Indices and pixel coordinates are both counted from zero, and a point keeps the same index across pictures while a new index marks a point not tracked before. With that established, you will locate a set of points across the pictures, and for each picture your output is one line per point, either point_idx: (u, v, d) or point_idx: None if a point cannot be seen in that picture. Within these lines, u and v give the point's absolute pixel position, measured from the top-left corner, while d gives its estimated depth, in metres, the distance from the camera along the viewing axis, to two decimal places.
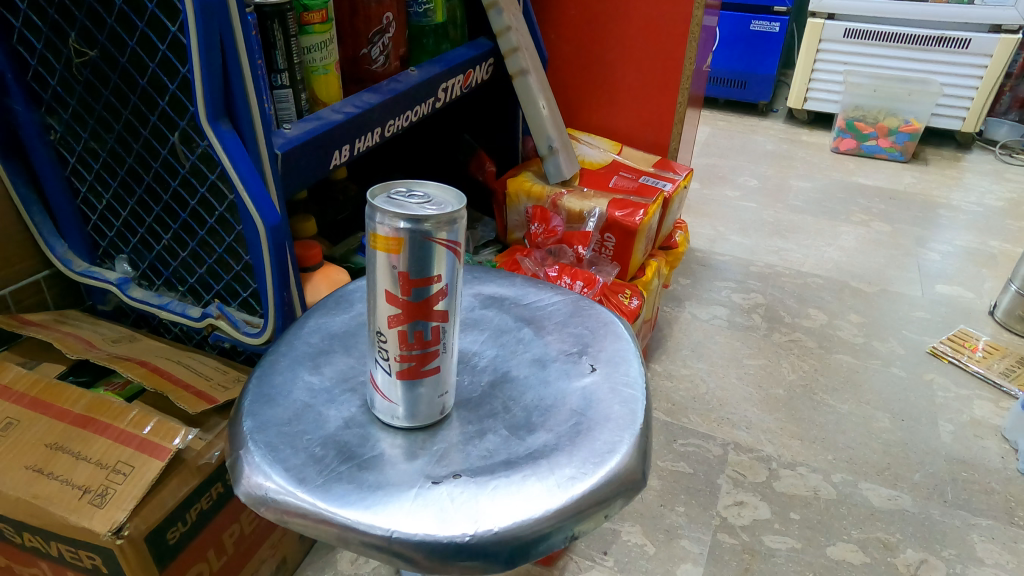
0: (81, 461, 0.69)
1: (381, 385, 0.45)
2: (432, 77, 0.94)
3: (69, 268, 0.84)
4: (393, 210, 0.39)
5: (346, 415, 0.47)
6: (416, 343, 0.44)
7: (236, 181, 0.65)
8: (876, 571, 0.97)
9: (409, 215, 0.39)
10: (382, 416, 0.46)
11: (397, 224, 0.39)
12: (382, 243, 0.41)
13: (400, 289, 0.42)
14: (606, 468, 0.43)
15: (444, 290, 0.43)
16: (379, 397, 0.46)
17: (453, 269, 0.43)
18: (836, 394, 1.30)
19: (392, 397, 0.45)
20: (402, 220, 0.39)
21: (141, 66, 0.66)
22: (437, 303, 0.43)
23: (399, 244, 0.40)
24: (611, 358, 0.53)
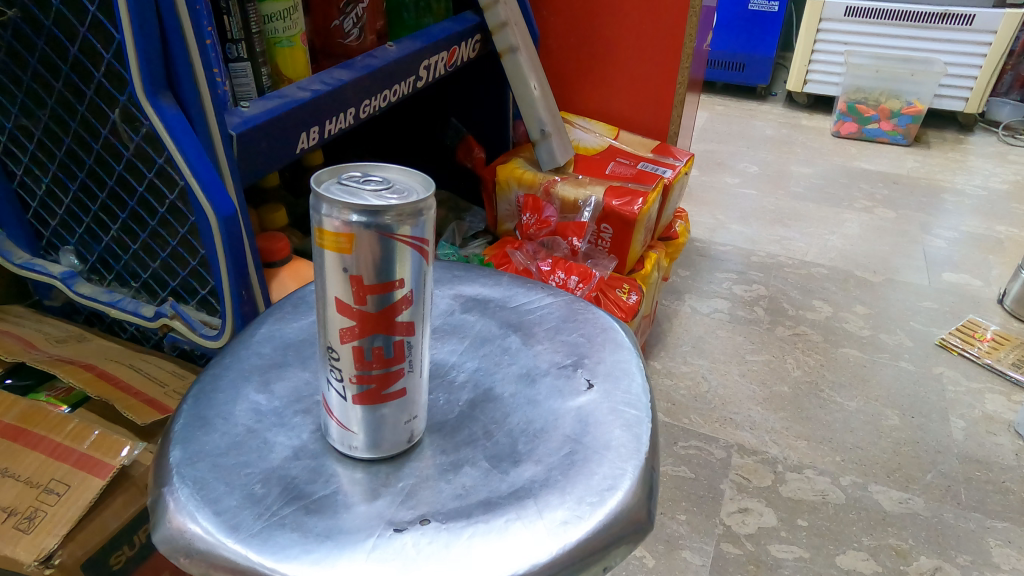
0: (8, 478, 0.61)
1: (335, 411, 0.38)
2: (411, 53, 0.86)
3: (7, 259, 0.76)
4: (343, 199, 0.32)
5: (295, 444, 0.40)
6: (377, 362, 0.36)
7: (182, 165, 0.57)
8: None
9: (362, 206, 0.32)
10: (338, 447, 0.39)
11: (347, 217, 0.32)
12: (329, 241, 0.33)
13: (354, 298, 0.34)
14: (606, 510, 0.36)
15: (410, 298, 0.36)
16: (334, 425, 0.39)
17: (420, 272, 0.35)
18: (843, 391, 1.23)
19: (349, 425, 0.38)
20: (354, 212, 0.32)
21: (71, 31, 0.58)
22: (401, 313, 0.36)
23: (352, 242, 0.32)
24: (611, 372, 0.46)
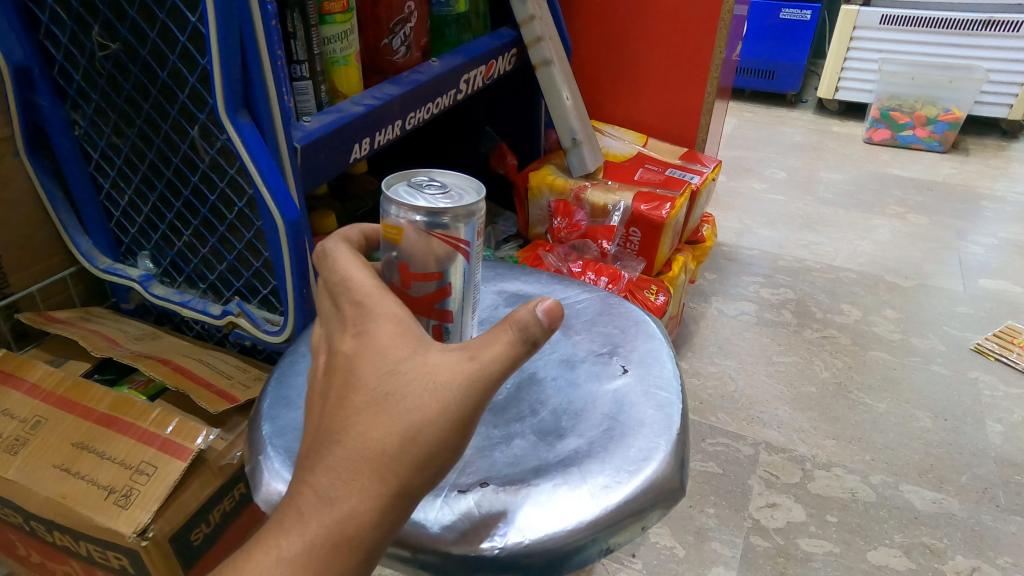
0: (105, 461, 0.68)
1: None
2: (453, 68, 0.92)
3: (93, 264, 0.84)
4: (409, 202, 0.38)
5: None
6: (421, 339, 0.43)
7: (255, 175, 0.63)
8: None
9: (427, 208, 0.38)
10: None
11: (410, 216, 0.38)
12: (393, 233, 0.39)
13: (406, 283, 0.41)
14: (642, 477, 0.41)
15: (454, 291, 0.42)
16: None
17: (459, 269, 0.41)
18: (873, 392, 1.25)
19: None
20: (418, 213, 0.38)
21: (161, 58, 0.66)
22: (439, 301, 0.42)
23: (414, 236, 0.39)
24: (643, 359, 0.51)
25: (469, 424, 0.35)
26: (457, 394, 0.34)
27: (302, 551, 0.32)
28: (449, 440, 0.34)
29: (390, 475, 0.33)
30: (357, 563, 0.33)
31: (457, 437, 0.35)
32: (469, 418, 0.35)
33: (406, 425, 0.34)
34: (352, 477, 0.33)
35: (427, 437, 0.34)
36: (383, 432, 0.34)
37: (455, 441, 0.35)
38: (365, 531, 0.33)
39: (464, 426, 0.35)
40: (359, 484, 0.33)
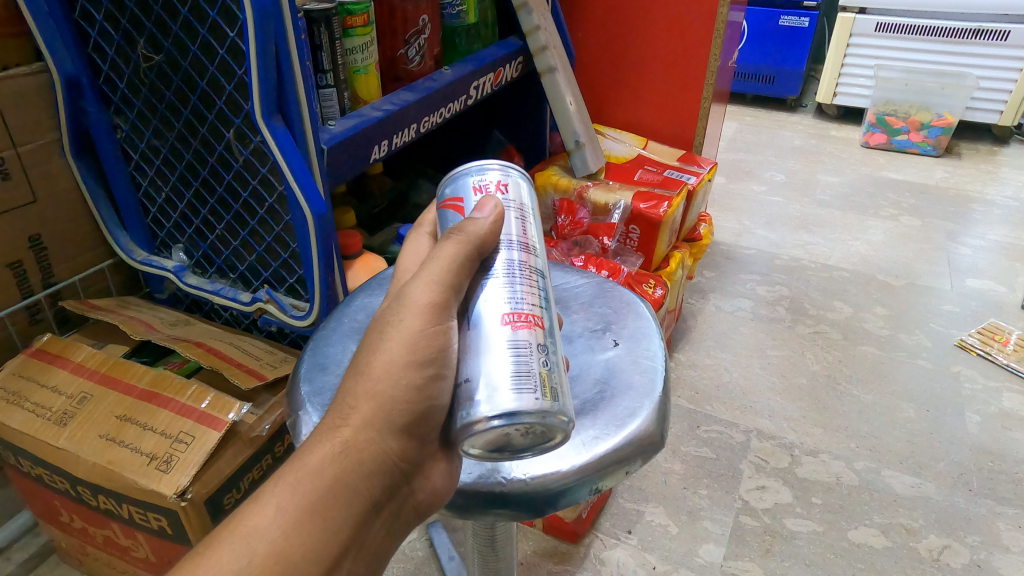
0: (147, 431, 0.75)
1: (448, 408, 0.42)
2: (464, 76, 0.99)
3: (131, 256, 0.91)
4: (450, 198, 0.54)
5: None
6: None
7: (286, 172, 0.71)
8: (897, 555, 0.98)
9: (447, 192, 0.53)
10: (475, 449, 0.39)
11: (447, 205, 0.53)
12: None
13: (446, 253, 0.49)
14: (628, 430, 0.47)
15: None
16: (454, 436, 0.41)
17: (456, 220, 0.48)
18: (860, 384, 1.30)
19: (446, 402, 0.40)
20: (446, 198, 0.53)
21: (201, 69, 0.73)
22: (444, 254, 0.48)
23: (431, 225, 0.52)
24: (633, 334, 0.57)
25: (425, 355, 0.39)
26: (409, 320, 0.39)
27: (273, 506, 0.36)
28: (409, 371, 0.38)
29: (353, 414, 0.38)
30: (323, 513, 0.36)
31: (413, 365, 0.38)
32: (421, 343, 0.39)
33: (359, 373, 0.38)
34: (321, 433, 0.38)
35: (378, 372, 0.38)
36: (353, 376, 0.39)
37: (417, 369, 0.38)
38: (329, 480, 0.37)
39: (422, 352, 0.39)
40: (324, 437, 0.38)
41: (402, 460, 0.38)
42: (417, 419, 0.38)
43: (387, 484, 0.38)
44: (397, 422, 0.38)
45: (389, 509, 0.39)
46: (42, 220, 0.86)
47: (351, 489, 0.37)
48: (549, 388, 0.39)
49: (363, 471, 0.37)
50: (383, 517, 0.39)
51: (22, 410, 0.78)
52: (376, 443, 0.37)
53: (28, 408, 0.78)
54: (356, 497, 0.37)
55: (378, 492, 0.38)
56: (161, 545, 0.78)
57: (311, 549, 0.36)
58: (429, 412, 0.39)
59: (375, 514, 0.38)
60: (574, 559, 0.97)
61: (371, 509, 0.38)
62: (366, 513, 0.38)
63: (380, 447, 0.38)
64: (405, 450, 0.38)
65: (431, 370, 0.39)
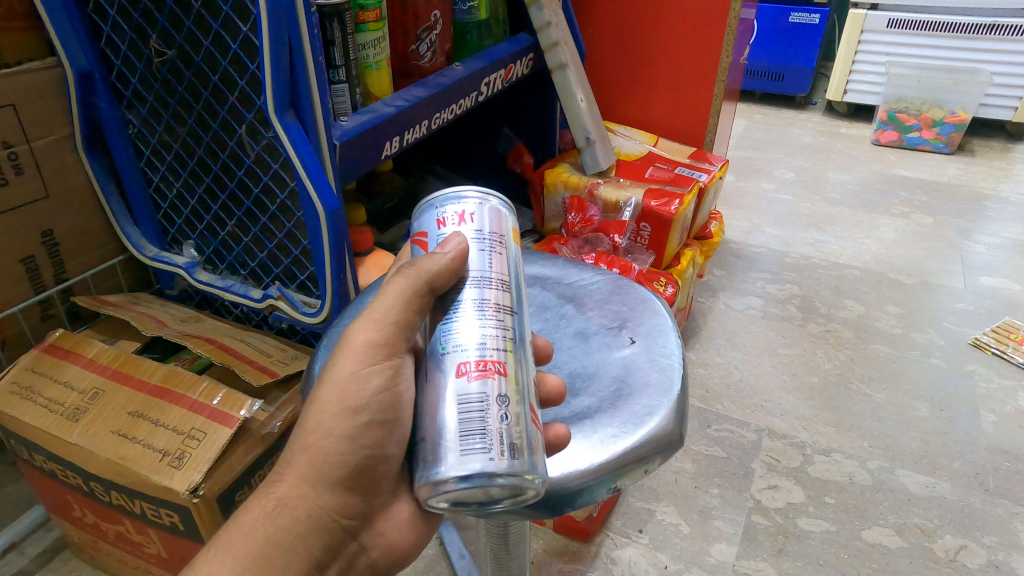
0: (159, 427, 0.75)
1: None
2: (475, 72, 0.99)
3: (142, 252, 0.91)
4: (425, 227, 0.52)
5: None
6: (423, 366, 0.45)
7: (298, 168, 0.70)
8: (912, 555, 0.98)
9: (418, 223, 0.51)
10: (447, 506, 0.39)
11: None
12: None
13: None
14: (646, 428, 0.47)
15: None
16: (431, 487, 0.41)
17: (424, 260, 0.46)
18: (872, 383, 1.29)
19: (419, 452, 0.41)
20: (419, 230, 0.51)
21: (214, 64, 0.73)
22: None
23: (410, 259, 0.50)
24: (649, 332, 0.56)
25: (358, 401, 0.42)
26: (342, 367, 0.43)
27: (214, 572, 0.42)
28: (340, 421, 0.43)
29: (293, 474, 0.44)
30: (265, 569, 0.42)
31: (345, 413, 0.42)
32: (352, 391, 0.43)
33: (299, 432, 0.44)
34: (264, 499, 0.44)
35: (314, 427, 0.43)
36: (298, 433, 0.44)
37: (350, 417, 0.42)
38: (263, 541, 0.43)
39: (353, 402, 0.43)
40: (265, 502, 0.44)
41: (339, 518, 0.44)
42: (352, 471, 0.43)
43: (326, 543, 0.44)
44: (333, 475, 0.43)
45: (335, 565, 0.45)
46: (53, 216, 0.86)
47: (288, 549, 0.43)
48: (511, 445, 0.38)
49: (298, 529, 0.43)
50: (329, 573, 0.45)
51: (35, 405, 0.78)
52: (312, 500, 0.43)
53: (41, 403, 0.78)
54: (295, 556, 0.43)
55: (318, 551, 0.44)
56: (173, 541, 0.78)
57: None
58: (365, 463, 0.43)
59: (319, 571, 0.44)
60: (585, 558, 0.96)
61: (313, 567, 0.44)
62: (306, 572, 0.43)
63: (315, 505, 0.43)
64: (342, 505, 0.44)
65: (363, 418, 0.42)
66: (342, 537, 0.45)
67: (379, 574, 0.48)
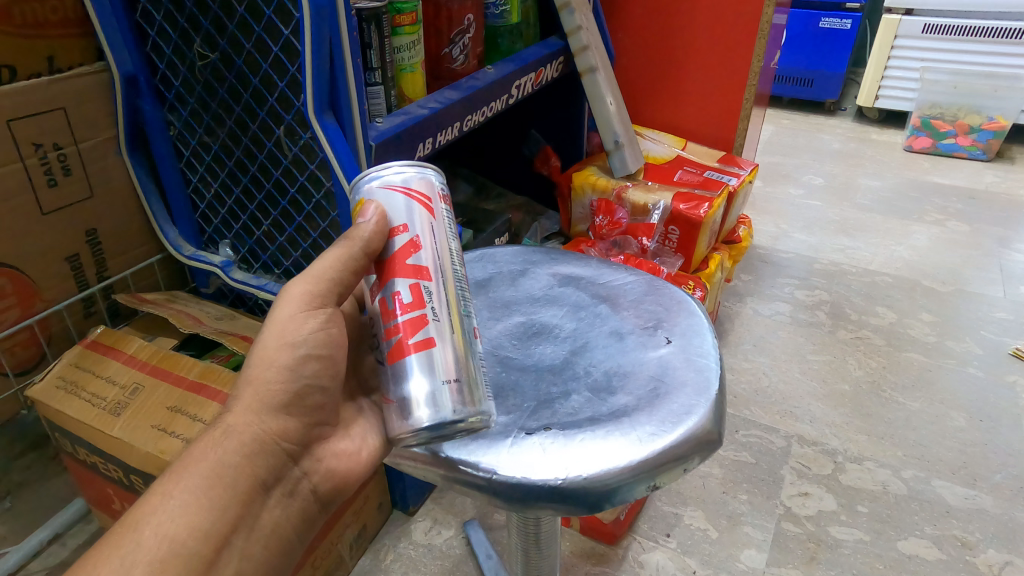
0: (198, 422, 0.76)
1: (389, 392, 0.45)
2: (506, 75, 1.00)
3: (179, 251, 0.93)
4: (370, 181, 0.51)
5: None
6: (395, 325, 0.46)
7: (336, 168, 0.72)
8: (952, 568, 0.96)
9: (375, 178, 0.50)
10: (412, 442, 0.45)
11: (375, 188, 0.50)
12: (363, 210, 0.50)
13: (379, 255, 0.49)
14: (685, 427, 0.47)
15: (426, 241, 0.48)
16: (392, 421, 0.45)
17: (421, 221, 0.49)
18: (906, 392, 1.27)
19: (397, 392, 0.44)
20: (375, 185, 0.50)
21: (255, 66, 0.74)
22: (411, 257, 0.47)
23: (377, 210, 0.49)
24: (685, 332, 0.57)
25: (296, 336, 0.50)
26: (281, 310, 0.50)
27: (166, 494, 0.44)
28: (283, 352, 0.49)
29: (239, 405, 0.49)
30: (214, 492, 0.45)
31: (285, 347, 0.49)
32: (291, 326, 0.50)
33: (245, 370, 0.50)
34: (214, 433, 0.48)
35: (258, 362, 0.50)
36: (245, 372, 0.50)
37: (289, 350, 0.49)
38: (213, 468, 0.46)
39: (290, 336, 0.50)
40: (212, 433, 0.47)
41: (283, 441, 0.49)
42: (295, 397, 0.49)
43: (272, 466, 0.48)
44: (274, 402, 0.49)
45: (281, 490, 0.49)
46: (97, 216, 0.88)
47: (236, 470, 0.46)
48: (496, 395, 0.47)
49: (244, 451, 0.47)
50: (275, 498, 0.48)
51: (79, 399, 0.80)
52: (255, 425, 0.48)
53: (85, 398, 0.80)
54: (243, 477, 0.46)
55: (264, 473, 0.47)
56: None
57: (200, 532, 0.43)
58: (305, 390, 0.50)
59: (266, 494, 0.48)
60: (611, 561, 0.96)
61: (261, 488, 0.47)
62: (254, 493, 0.47)
63: (260, 429, 0.48)
64: (285, 430, 0.49)
65: (303, 350, 0.50)
66: (286, 462, 0.49)
67: (322, 504, 0.52)
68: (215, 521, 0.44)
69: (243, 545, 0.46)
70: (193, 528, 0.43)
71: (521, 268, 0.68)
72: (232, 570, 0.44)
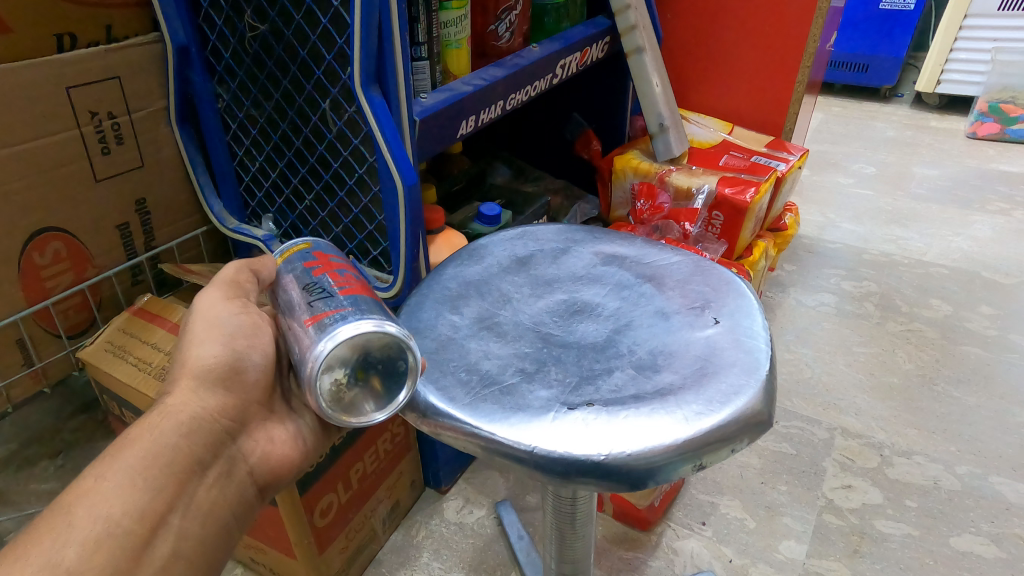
0: None
1: (322, 310, 0.46)
2: (552, 54, 0.98)
3: (223, 224, 0.94)
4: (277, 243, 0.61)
5: (497, 357, 0.52)
6: (339, 276, 0.50)
7: (380, 141, 0.72)
8: (1010, 567, 0.92)
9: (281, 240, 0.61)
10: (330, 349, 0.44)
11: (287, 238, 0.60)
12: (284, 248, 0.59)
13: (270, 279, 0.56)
14: (734, 407, 0.45)
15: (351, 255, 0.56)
16: (323, 332, 0.45)
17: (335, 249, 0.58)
18: (961, 386, 1.23)
19: (331, 312, 0.46)
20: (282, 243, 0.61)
21: (303, 38, 0.75)
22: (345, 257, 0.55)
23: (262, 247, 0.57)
24: (734, 312, 0.55)
25: (224, 320, 0.51)
26: (203, 310, 0.52)
27: (99, 477, 0.44)
28: (215, 333, 0.51)
29: (177, 388, 0.50)
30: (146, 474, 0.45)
31: (213, 330, 0.51)
32: (217, 313, 0.52)
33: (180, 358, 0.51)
34: (152, 415, 0.48)
35: (193, 348, 0.51)
36: (177, 357, 0.51)
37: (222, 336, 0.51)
38: (149, 447, 0.46)
39: (218, 321, 0.52)
40: (151, 416, 0.48)
41: (221, 419, 0.50)
42: (232, 373, 0.51)
43: (208, 445, 0.49)
44: (215, 373, 0.50)
45: (216, 471, 0.49)
46: (147, 185, 0.90)
47: (173, 450, 0.47)
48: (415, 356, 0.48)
49: (183, 430, 0.48)
50: (211, 476, 0.49)
51: (126, 363, 0.82)
52: (191, 405, 0.49)
53: (132, 362, 0.82)
54: (178, 458, 0.47)
55: (200, 452, 0.48)
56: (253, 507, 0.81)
57: (133, 513, 0.43)
58: (238, 365, 0.51)
59: (202, 473, 0.48)
60: (645, 547, 0.95)
61: (196, 467, 0.48)
62: (189, 472, 0.47)
63: (197, 409, 0.49)
64: (223, 406, 0.50)
65: (232, 331, 0.51)
66: (222, 440, 0.50)
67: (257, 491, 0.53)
68: (152, 501, 0.44)
69: (179, 524, 0.46)
70: (122, 510, 0.43)
71: (563, 247, 0.67)
72: (168, 550, 0.44)
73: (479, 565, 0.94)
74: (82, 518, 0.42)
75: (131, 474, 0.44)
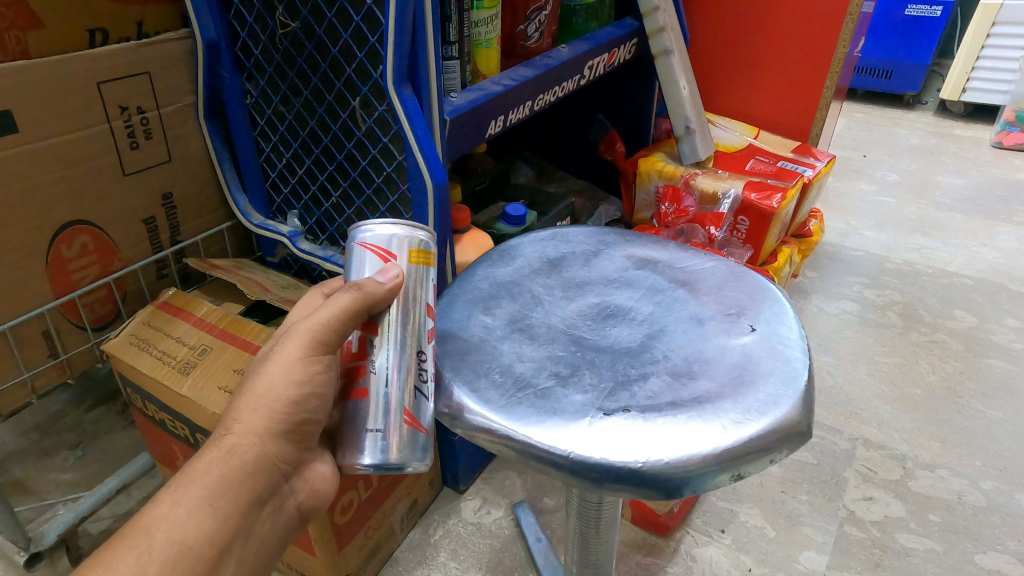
0: None
1: (421, 422, 0.50)
2: (581, 54, 0.98)
3: (249, 220, 0.94)
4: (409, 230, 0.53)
5: (530, 360, 0.52)
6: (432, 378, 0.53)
7: (411, 140, 0.71)
8: None
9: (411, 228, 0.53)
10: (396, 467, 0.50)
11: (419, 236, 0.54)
12: (413, 258, 0.53)
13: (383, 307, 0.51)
14: (772, 417, 0.45)
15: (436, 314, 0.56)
16: (405, 450, 0.50)
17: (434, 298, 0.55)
18: (986, 399, 1.21)
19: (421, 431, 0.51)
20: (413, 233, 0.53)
21: (334, 36, 0.75)
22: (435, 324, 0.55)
23: (397, 276, 0.51)
24: (770, 320, 0.54)
25: (302, 377, 0.48)
26: (286, 350, 0.48)
27: (175, 503, 0.45)
28: (287, 388, 0.48)
29: (237, 421, 0.48)
30: (213, 510, 0.45)
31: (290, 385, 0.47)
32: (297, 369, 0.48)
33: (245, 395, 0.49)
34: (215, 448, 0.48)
35: (259, 390, 0.48)
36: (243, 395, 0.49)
37: (296, 387, 0.48)
38: (215, 482, 0.46)
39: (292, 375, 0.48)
40: (214, 450, 0.47)
41: (279, 462, 0.48)
42: (294, 425, 0.48)
43: (269, 483, 0.48)
44: (277, 429, 0.48)
45: (272, 505, 0.49)
46: (174, 180, 0.90)
47: (237, 486, 0.46)
48: None
49: (247, 469, 0.47)
50: (267, 511, 0.49)
51: (149, 355, 0.83)
52: (257, 447, 0.47)
53: (156, 355, 0.82)
54: (242, 491, 0.47)
55: (261, 488, 0.48)
56: None
57: (202, 541, 0.44)
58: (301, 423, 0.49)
59: (260, 508, 0.48)
60: (664, 553, 0.95)
61: (258, 500, 0.48)
62: (251, 506, 0.47)
63: (260, 452, 0.47)
64: (281, 453, 0.48)
65: (307, 389, 0.48)
66: (279, 480, 0.49)
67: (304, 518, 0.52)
68: (219, 529, 0.45)
69: (240, 552, 0.46)
70: (193, 542, 0.44)
71: (594, 250, 0.67)
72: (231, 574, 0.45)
73: (497, 567, 0.94)
74: (155, 546, 0.43)
75: (201, 509, 0.45)
